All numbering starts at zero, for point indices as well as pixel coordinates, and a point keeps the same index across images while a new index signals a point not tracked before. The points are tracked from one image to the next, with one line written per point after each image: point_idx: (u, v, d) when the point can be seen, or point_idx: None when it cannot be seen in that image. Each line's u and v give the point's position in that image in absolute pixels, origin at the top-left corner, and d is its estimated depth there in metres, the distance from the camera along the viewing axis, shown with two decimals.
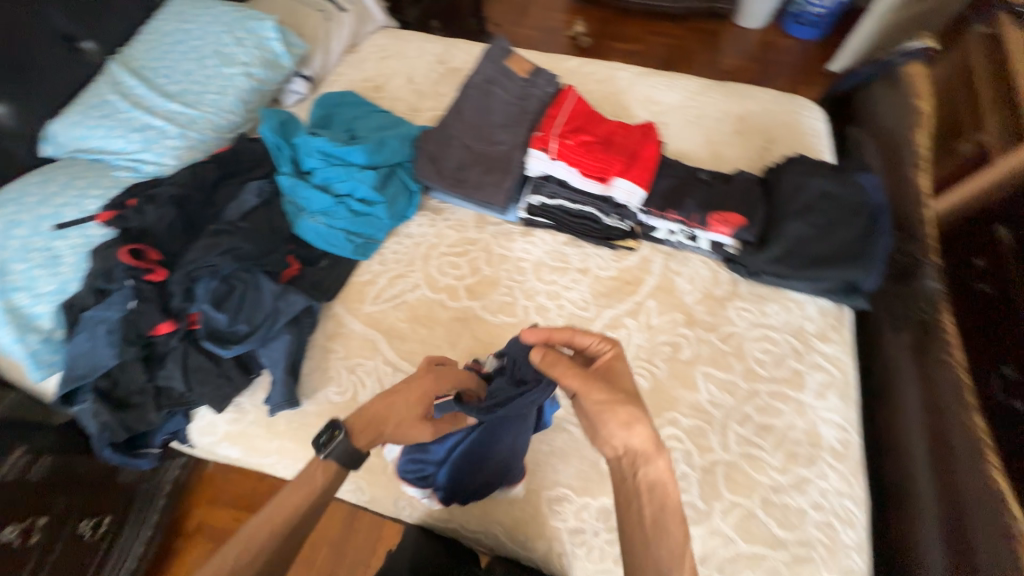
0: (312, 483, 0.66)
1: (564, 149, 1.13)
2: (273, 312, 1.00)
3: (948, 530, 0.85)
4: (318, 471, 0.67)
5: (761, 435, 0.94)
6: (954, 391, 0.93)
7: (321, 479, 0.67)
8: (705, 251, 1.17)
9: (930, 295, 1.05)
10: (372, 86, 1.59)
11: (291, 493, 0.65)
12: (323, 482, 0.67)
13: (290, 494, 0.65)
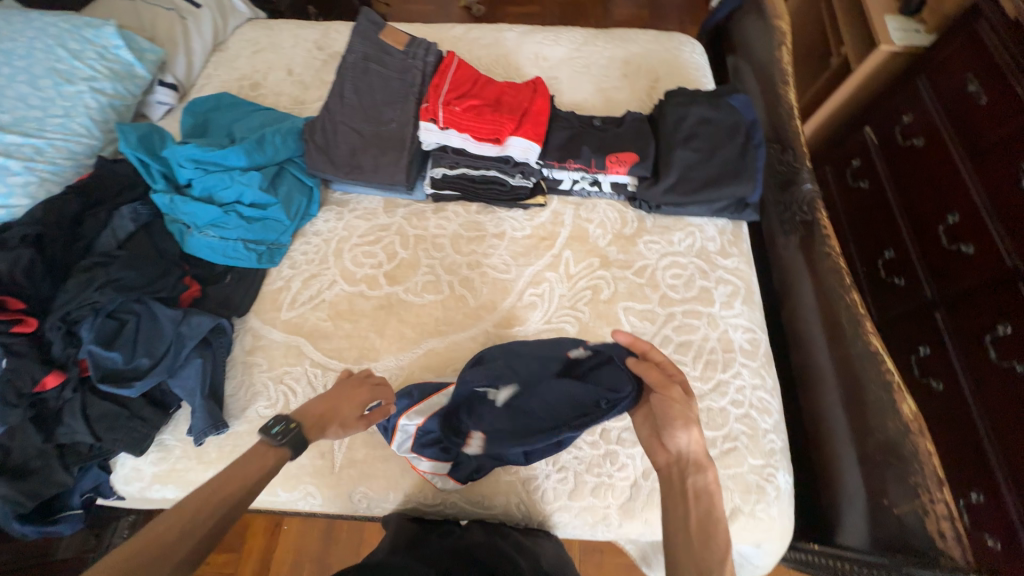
0: (263, 462, 0.72)
1: (451, 117, 1.11)
2: (178, 339, 0.94)
3: (845, 396, 0.97)
4: (268, 454, 0.73)
5: (681, 351, 1.02)
6: (835, 277, 1.04)
7: (260, 462, 0.72)
8: (609, 194, 1.22)
9: (807, 197, 1.16)
10: (249, 84, 1.48)
11: (230, 474, 0.68)
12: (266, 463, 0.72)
13: (238, 471, 0.69)
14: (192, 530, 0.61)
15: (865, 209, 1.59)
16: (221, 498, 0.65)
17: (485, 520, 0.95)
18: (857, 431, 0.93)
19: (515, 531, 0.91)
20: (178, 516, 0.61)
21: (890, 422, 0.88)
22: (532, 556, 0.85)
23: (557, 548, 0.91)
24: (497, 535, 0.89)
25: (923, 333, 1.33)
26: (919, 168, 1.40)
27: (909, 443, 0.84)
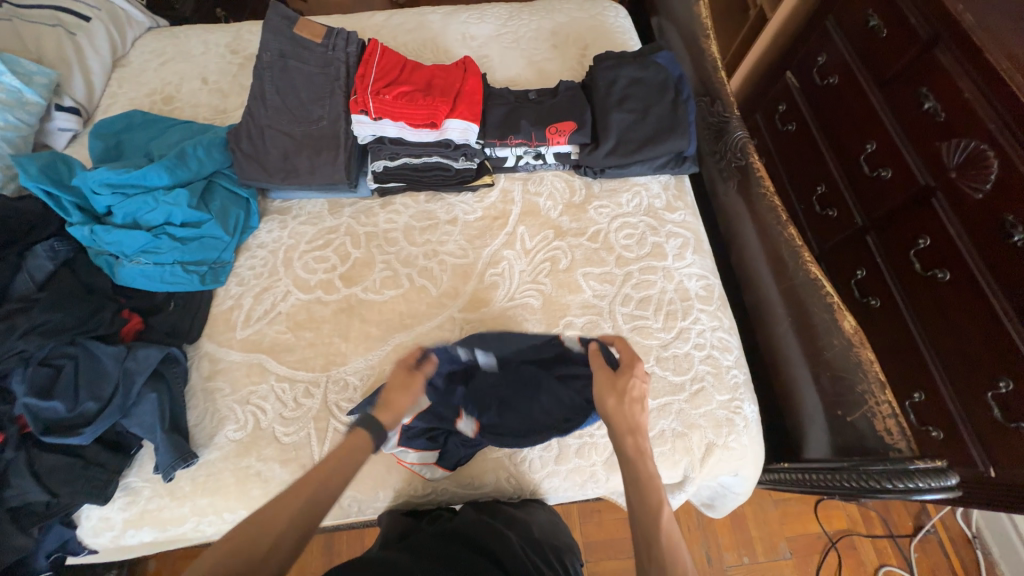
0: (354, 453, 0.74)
1: (383, 106, 1.07)
2: (126, 375, 0.89)
3: (795, 324, 1.04)
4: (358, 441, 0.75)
5: (642, 307, 1.06)
6: (773, 215, 1.11)
7: (357, 441, 0.75)
8: (554, 165, 1.23)
9: (739, 143, 1.21)
10: (161, 98, 1.38)
11: (332, 456, 0.72)
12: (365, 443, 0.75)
13: (331, 463, 0.71)
14: (293, 515, 0.65)
15: (795, 150, 1.68)
16: (318, 481, 0.69)
17: (477, 499, 0.98)
18: (809, 353, 1.00)
19: (505, 505, 0.95)
20: (280, 503, 0.66)
21: (835, 339, 0.96)
22: (523, 527, 0.90)
23: (546, 514, 0.96)
24: (489, 511, 0.93)
25: (859, 257, 1.43)
26: (838, 104, 1.49)
27: (854, 354, 0.93)
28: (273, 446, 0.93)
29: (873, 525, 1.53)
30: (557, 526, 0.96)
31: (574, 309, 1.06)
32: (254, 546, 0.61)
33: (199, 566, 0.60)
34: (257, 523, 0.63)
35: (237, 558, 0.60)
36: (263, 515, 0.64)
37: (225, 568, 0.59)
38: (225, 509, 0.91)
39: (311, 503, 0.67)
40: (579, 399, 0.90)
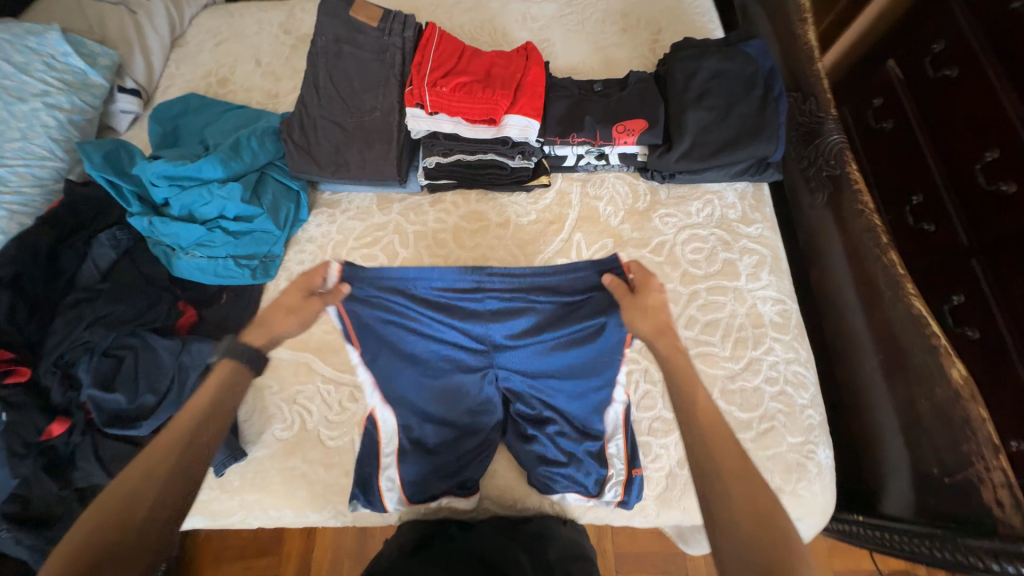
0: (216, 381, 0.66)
1: (440, 99, 1.00)
2: (181, 370, 0.90)
3: (884, 363, 0.93)
4: (218, 375, 0.67)
5: (708, 331, 0.97)
6: (871, 237, 0.98)
7: (229, 382, 0.67)
8: (617, 166, 1.13)
9: (835, 148, 1.07)
10: (217, 80, 1.36)
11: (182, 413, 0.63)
12: (233, 386, 0.67)
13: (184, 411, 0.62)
14: (121, 518, 0.53)
15: (885, 151, 1.47)
16: (182, 451, 0.59)
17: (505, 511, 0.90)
18: (900, 398, 0.89)
19: (532, 525, 0.86)
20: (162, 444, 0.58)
21: (938, 388, 0.84)
22: (544, 553, 0.79)
23: (572, 529, 0.89)
24: (511, 532, 0.84)
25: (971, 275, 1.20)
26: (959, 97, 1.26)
27: (959, 408, 0.81)
28: (318, 449, 0.93)
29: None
30: (588, 553, 0.83)
31: None
32: (110, 551, 0.51)
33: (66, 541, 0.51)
34: (149, 483, 0.56)
35: (110, 514, 0.53)
36: (144, 470, 0.56)
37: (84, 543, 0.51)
38: (271, 506, 0.92)
39: (194, 440, 0.60)
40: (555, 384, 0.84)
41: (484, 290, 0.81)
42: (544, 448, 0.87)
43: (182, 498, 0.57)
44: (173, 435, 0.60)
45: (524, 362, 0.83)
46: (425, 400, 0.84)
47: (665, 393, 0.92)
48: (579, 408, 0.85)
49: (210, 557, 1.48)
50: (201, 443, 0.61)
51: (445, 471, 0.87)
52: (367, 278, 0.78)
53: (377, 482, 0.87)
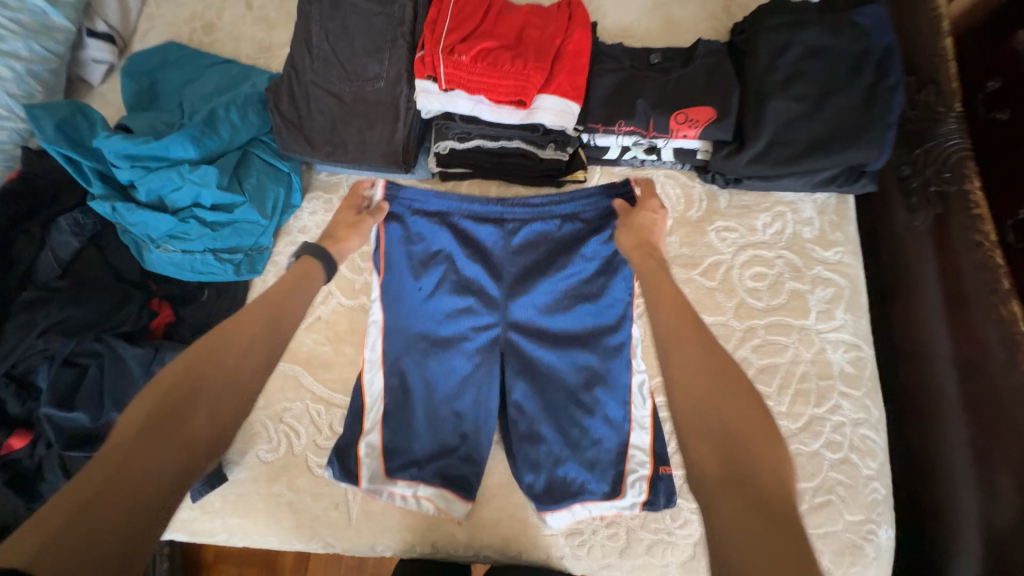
0: (294, 283, 0.63)
1: (457, 72, 0.79)
2: (152, 383, 0.79)
3: (977, 437, 0.76)
4: (299, 275, 0.64)
5: (763, 379, 0.81)
6: (988, 279, 0.77)
7: (301, 283, 0.63)
8: (670, 163, 0.93)
9: (952, 155, 0.84)
10: (201, 25, 1.16)
11: (264, 296, 0.59)
12: (299, 286, 0.63)
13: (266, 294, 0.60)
14: (195, 381, 0.50)
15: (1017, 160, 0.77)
16: (257, 326, 0.56)
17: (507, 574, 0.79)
18: (989, 483, 0.74)
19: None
20: (245, 316, 0.56)
21: None
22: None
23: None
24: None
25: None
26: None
27: None
28: (306, 476, 0.84)
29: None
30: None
31: None
32: (186, 413, 0.49)
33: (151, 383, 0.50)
34: (223, 350, 0.53)
35: (181, 384, 0.50)
36: (223, 337, 0.54)
37: (161, 397, 0.49)
38: (254, 532, 0.85)
39: (269, 321, 0.58)
40: (567, 337, 0.82)
41: (507, 221, 0.83)
42: (549, 442, 0.80)
43: (256, 376, 0.54)
44: (253, 312, 0.57)
45: (539, 310, 0.83)
46: (425, 361, 0.82)
47: None
48: (585, 389, 0.80)
49: (202, 548, 1.15)
50: (280, 326, 0.58)
51: (445, 443, 0.82)
52: (406, 195, 0.81)
53: (354, 449, 0.82)
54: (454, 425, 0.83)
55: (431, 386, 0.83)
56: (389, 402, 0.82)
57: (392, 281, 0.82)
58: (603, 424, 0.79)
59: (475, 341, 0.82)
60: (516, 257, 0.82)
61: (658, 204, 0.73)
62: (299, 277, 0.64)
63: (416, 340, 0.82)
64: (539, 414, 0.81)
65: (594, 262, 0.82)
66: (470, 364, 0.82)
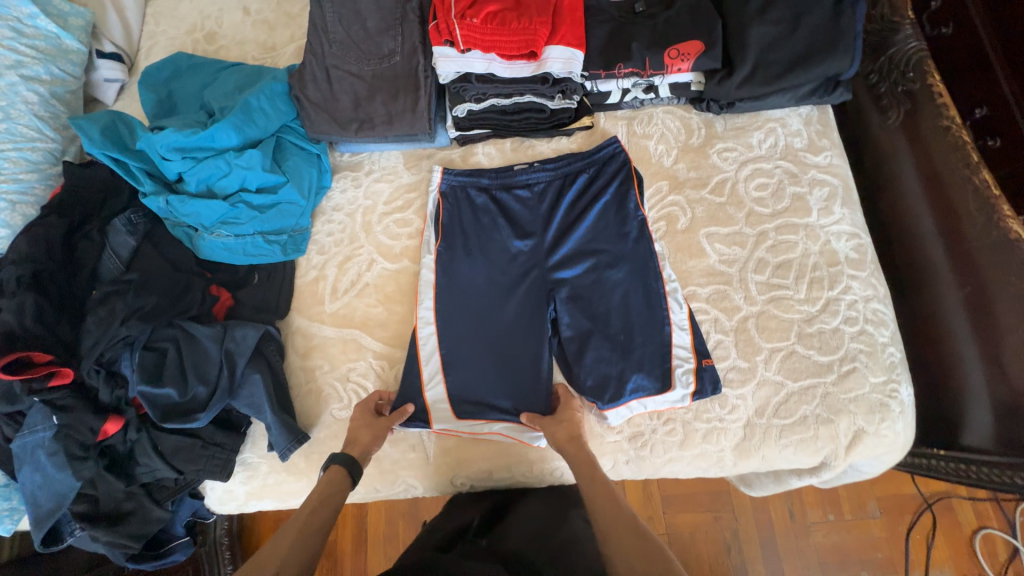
0: (324, 484, 0.79)
1: (471, 33, 0.86)
2: (228, 357, 0.85)
3: (970, 293, 0.87)
4: (328, 480, 0.79)
5: (780, 274, 0.90)
6: (958, 156, 0.88)
7: (327, 492, 0.78)
8: (667, 99, 1.02)
9: (913, 57, 0.96)
10: (203, 35, 1.22)
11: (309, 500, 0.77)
12: (334, 486, 0.79)
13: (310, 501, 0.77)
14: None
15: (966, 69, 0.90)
16: (301, 535, 0.73)
17: (539, 501, 0.96)
18: (986, 330, 0.85)
19: (560, 527, 0.91)
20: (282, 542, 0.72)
21: None
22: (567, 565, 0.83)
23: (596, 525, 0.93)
24: (544, 537, 0.88)
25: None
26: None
27: None
28: None
29: (987, 514, 1.37)
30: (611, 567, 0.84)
31: (697, 277, 0.92)
32: None
33: None
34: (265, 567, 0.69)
35: None
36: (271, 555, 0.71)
37: None
38: None
39: (316, 524, 0.75)
40: (599, 268, 0.93)
41: (532, 182, 1.00)
42: (599, 351, 0.89)
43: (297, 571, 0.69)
44: (298, 521, 0.75)
45: (572, 251, 0.95)
46: (479, 305, 0.94)
47: (739, 343, 0.88)
48: (623, 306, 0.91)
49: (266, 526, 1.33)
50: (314, 526, 0.74)
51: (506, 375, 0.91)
52: (453, 175, 1.01)
53: (423, 395, 0.89)
54: (510, 358, 0.91)
55: (484, 321, 0.93)
56: (445, 345, 0.92)
57: (447, 243, 0.98)
58: (645, 330, 0.89)
59: (521, 283, 0.94)
60: (544, 207, 0.99)
61: (637, 180, 0.97)
62: (333, 484, 0.79)
63: (472, 288, 0.95)
64: (587, 330, 0.90)
65: (611, 201, 0.97)
66: (518, 304, 0.93)
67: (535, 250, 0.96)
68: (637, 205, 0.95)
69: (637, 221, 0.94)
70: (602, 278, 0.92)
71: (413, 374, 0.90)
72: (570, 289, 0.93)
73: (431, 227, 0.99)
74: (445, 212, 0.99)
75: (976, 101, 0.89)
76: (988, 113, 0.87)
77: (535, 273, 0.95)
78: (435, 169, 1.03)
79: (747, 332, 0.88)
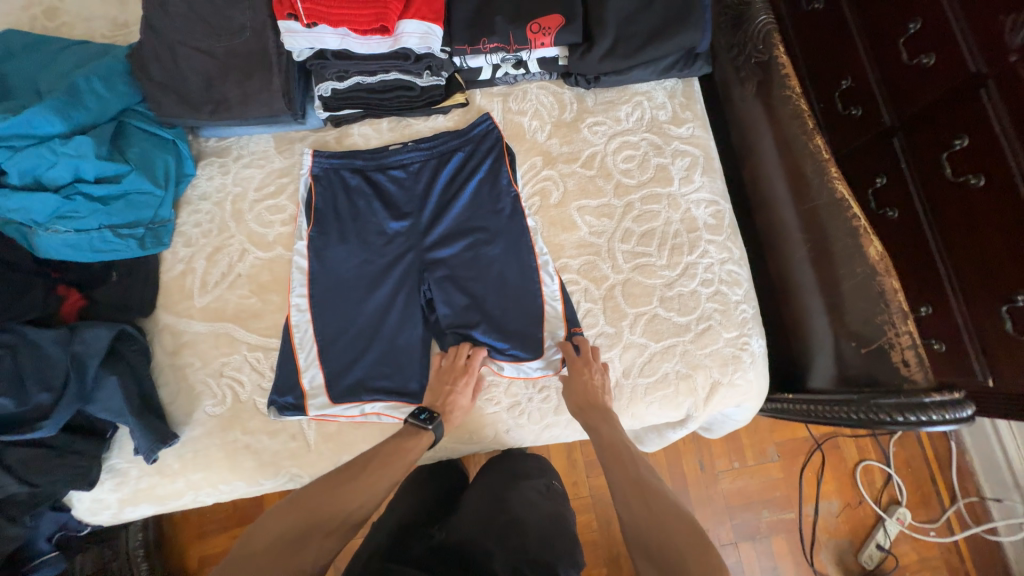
0: (420, 436, 0.81)
1: (316, 7, 0.83)
2: (77, 360, 0.80)
3: (812, 250, 0.94)
4: (421, 434, 0.81)
5: (645, 242, 0.95)
6: (798, 123, 0.96)
7: (409, 445, 0.80)
8: (539, 75, 1.03)
9: (762, 31, 1.03)
10: (40, 10, 1.09)
11: (395, 447, 0.79)
12: (412, 444, 0.80)
13: (394, 448, 0.79)
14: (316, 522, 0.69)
15: (828, 44, 1.00)
16: (383, 473, 0.76)
17: (487, 477, 0.99)
18: (826, 283, 0.92)
19: (509, 501, 0.91)
20: (362, 480, 0.74)
21: (858, 267, 0.87)
22: (519, 541, 0.81)
23: (547, 495, 0.96)
24: (489, 518, 0.87)
25: (952, 192, 0.80)
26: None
27: (876, 283, 0.85)
28: (257, 418, 0.88)
29: (867, 448, 1.50)
30: (558, 534, 0.85)
31: (569, 249, 0.95)
32: (302, 540, 0.67)
33: (277, 522, 0.69)
34: (335, 504, 0.71)
35: (306, 520, 0.69)
36: (346, 485, 0.73)
37: (291, 529, 0.68)
38: (221, 481, 0.88)
39: (395, 470, 0.77)
40: (474, 247, 0.94)
41: (406, 164, 0.99)
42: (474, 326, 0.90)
43: (371, 504, 0.73)
44: (378, 466, 0.77)
45: (448, 231, 0.95)
46: (354, 290, 0.93)
47: (606, 310, 0.92)
48: (498, 282, 0.92)
49: (191, 530, 1.27)
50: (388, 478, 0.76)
51: (382, 358, 0.90)
52: (323, 158, 0.98)
53: (299, 384, 0.88)
54: (386, 341, 0.91)
55: (360, 306, 0.92)
56: (321, 333, 0.91)
57: (320, 229, 0.95)
58: (519, 303, 0.91)
59: (397, 266, 0.94)
60: (419, 187, 0.98)
61: (508, 155, 0.97)
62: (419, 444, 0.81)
63: (347, 273, 0.93)
64: (461, 307, 0.91)
65: (484, 179, 0.97)
66: (394, 287, 0.93)
67: (411, 231, 0.96)
68: (510, 179, 0.96)
69: (511, 197, 0.95)
70: (478, 255, 0.93)
71: (289, 363, 0.89)
72: (446, 268, 0.93)
73: (301, 213, 0.96)
74: (319, 200, 0.96)
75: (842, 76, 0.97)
76: (853, 84, 0.95)
77: (412, 255, 0.94)
78: (304, 151, 0.99)
79: (615, 299, 0.92)
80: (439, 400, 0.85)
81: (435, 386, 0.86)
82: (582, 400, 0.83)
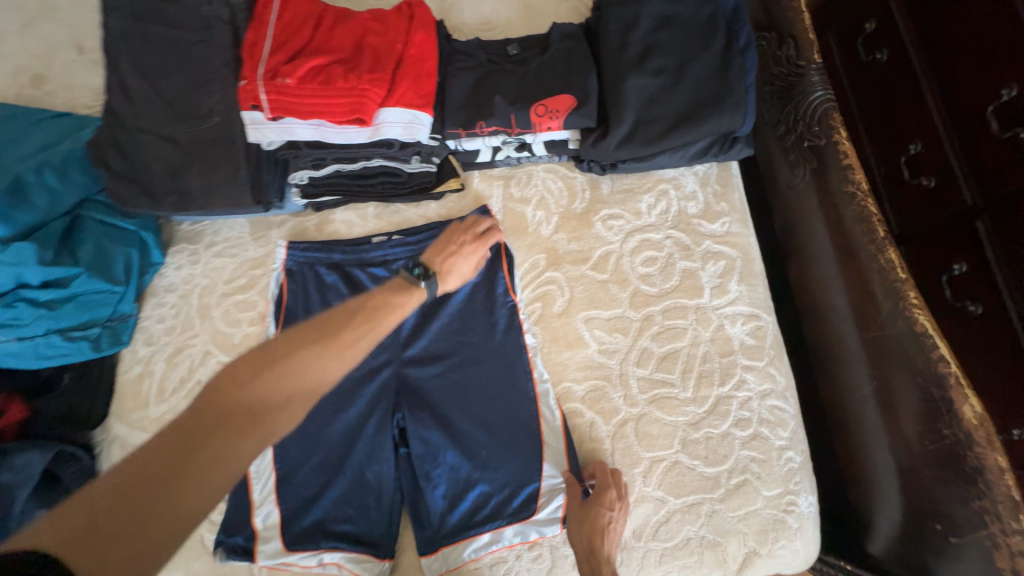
0: (394, 300, 0.70)
1: (285, 97, 0.73)
2: (2, 493, 0.70)
3: (880, 390, 0.75)
4: (395, 290, 0.72)
5: (666, 367, 0.78)
6: (864, 230, 0.76)
7: (381, 300, 0.70)
8: (546, 157, 0.89)
9: (818, 110, 0.84)
10: (29, 78, 1.05)
11: (361, 302, 0.70)
12: (391, 299, 0.71)
13: (364, 302, 0.70)
14: (217, 410, 0.56)
15: (891, 101, 0.74)
16: (334, 335, 0.65)
17: None
18: (897, 434, 0.73)
19: None
20: (314, 338, 0.64)
21: (945, 429, 0.66)
22: None
23: None
24: None
25: None
26: (954, 34, 0.65)
27: (970, 457, 0.64)
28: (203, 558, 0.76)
29: None
30: None
31: (573, 370, 0.80)
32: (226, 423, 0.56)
33: (212, 394, 0.58)
34: (285, 380, 0.60)
35: (239, 410, 0.57)
36: (294, 346, 0.63)
37: (226, 417, 0.56)
38: None
39: (355, 336, 0.66)
40: (458, 364, 0.80)
41: (392, 261, 0.86)
42: (451, 462, 0.77)
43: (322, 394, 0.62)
44: (334, 326, 0.66)
45: (431, 343, 0.82)
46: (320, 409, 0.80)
47: (616, 453, 0.76)
48: (487, 409, 0.78)
49: None
50: (352, 354, 0.64)
51: (345, 495, 0.77)
52: (301, 252, 0.86)
53: (251, 523, 0.76)
54: (350, 475, 0.77)
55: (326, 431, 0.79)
56: (280, 461, 0.78)
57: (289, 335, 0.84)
58: (511, 440, 0.76)
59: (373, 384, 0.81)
60: None
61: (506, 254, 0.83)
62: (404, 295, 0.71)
63: None
64: (440, 440, 0.77)
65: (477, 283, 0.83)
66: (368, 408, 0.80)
67: (389, 341, 0.82)
68: (508, 284, 0.82)
69: (506, 307, 0.81)
70: (463, 374, 0.80)
71: (242, 497, 0.76)
72: (424, 389, 0.80)
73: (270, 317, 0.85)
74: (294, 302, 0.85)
75: (908, 138, 0.72)
76: (925, 150, 0.70)
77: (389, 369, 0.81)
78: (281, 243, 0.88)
79: (626, 440, 0.76)
80: (438, 258, 0.77)
81: (439, 243, 0.78)
82: (591, 547, 0.68)
